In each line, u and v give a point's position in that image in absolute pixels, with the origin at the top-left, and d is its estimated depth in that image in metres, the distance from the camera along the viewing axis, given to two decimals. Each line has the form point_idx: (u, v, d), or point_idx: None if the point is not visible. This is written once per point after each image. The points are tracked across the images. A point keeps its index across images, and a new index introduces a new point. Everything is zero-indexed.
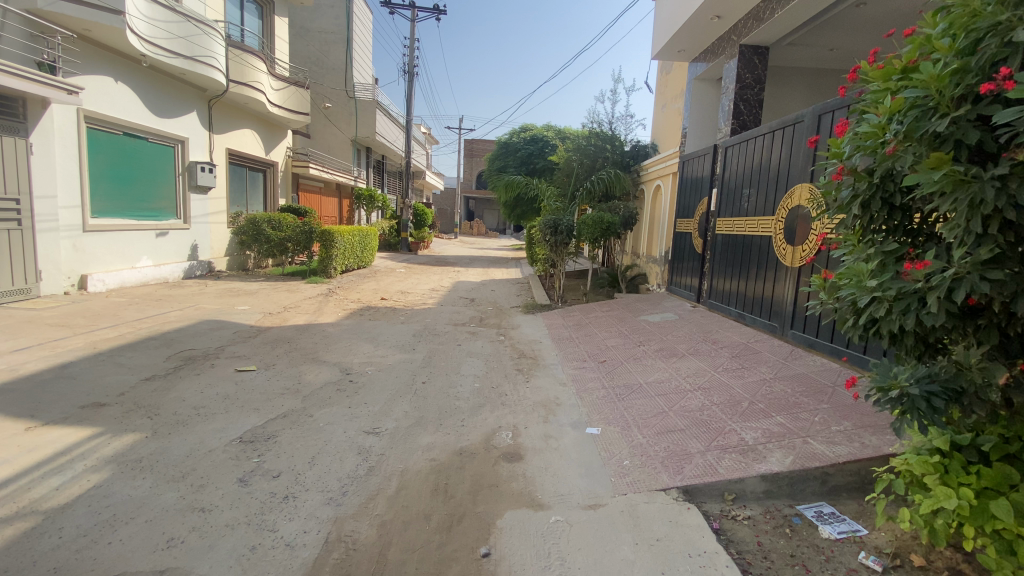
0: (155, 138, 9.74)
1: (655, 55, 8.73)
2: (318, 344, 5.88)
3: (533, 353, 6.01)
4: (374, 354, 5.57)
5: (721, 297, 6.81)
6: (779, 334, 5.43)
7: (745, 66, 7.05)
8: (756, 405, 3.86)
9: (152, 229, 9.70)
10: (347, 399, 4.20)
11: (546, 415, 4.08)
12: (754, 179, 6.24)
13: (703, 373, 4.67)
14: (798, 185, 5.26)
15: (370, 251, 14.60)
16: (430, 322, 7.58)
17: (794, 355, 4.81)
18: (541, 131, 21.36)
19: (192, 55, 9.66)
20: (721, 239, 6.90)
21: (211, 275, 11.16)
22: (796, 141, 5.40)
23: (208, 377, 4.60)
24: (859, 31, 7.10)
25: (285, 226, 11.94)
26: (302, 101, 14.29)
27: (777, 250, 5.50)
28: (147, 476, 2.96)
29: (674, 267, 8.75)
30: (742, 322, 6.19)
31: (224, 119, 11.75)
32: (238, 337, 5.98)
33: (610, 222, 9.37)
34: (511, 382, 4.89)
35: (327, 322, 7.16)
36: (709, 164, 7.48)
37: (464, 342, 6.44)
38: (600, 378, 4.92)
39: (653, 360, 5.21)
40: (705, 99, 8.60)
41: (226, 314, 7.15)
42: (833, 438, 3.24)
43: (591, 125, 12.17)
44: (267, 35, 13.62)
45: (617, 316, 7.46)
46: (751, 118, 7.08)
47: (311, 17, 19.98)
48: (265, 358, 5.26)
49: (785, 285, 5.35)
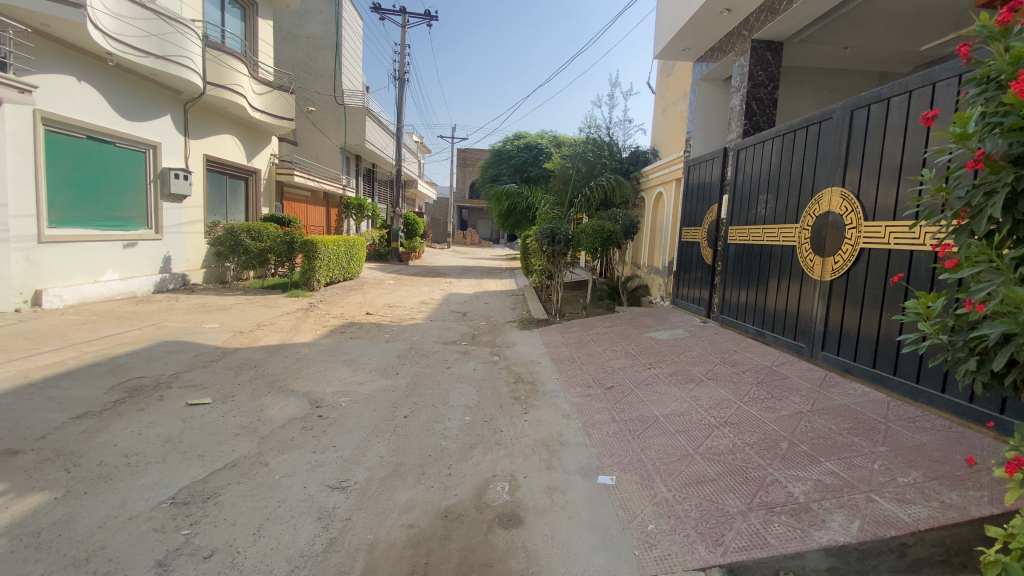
0: (125, 142, 9.11)
1: (658, 54, 8.22)
2: (289, 370, 5.20)
3: (531, 377, 5.38)
4: (351, 381, 4.90)
5: (735, 312, 6.25)
6: (806, 355, 4.85)
7: (757, 62, 6.49)
8: (799, 448, 3.26)
9: (120, 240, 8.99)
10: (313, 441, 3.55)
11: (548, 458, 3.45)
12: (771, 182, 5.69)
13: (727, 403, 4.06)
14: (826, 189, 4.71)
15: (357, 261, 13.93)
16: (417, 341, 6.93)
17: (829, 381, 4.22)
18: (535, 139, 21.02)
19: (163, 54, 9.03)
20: (734, 249, 6.36)
21: (184, 289, 10.43)
22: (821, 140, 4.86)
23: (152, 415, 3.91)
24: (879, 26, 6.63)
25: (265, 236, 11.19)
26: (287, 107, 13.69)
27: (802, 261, 4.95)
28: (39, 559, 2.28)
29: (680, 279, 8.18)
30: (760, 340, 5.62)
31: (202, 125, 11.11)
32: (199, 362, 5.29)
33: (611, 230, 8.61)
34: (506, 415, 4.25)
35: (303, 342, 6.48)
36: (718, 168, 6.94)
37: (454, 364, 5.80)
38: (608, 408, 4.30)
39: (667, 386, 4.59)
40: (710, 100, 8.07)
41: (190, 333, 6.45)
42: (905, 495, 2.66)
43: (587, 130, 11.63)
44: (250, 37, 13.05)
45: (621, 333, 6.84)
46: (765, 118, 6.49)
47: (299, 23, 19.47)
48: (224, 388, 4.57)
49: (812, 301, 4.79)
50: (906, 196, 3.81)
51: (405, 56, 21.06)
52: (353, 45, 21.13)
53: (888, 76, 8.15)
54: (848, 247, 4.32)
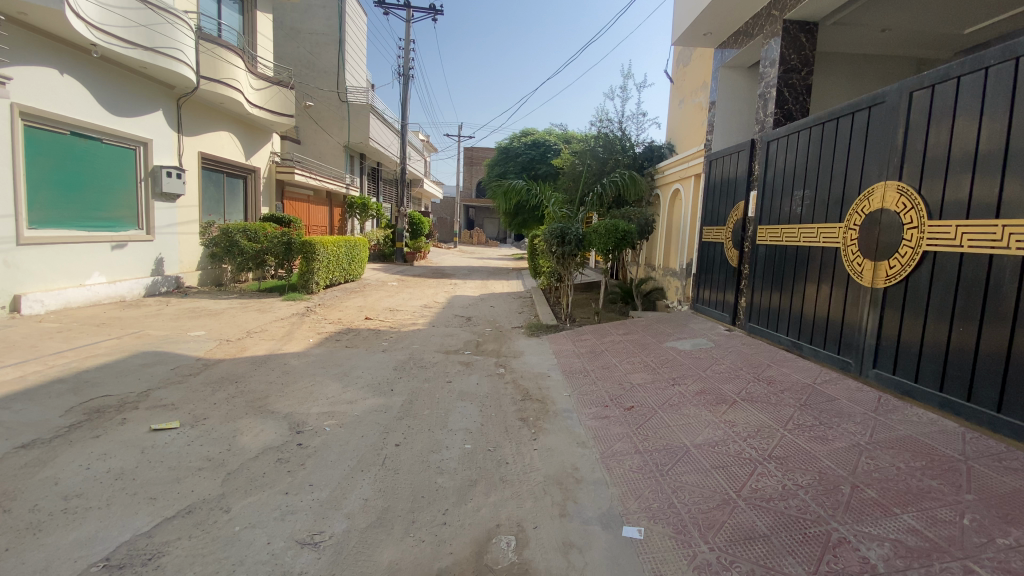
0: (114, 138, 8.68)
1: (676, 40, 7.63)
2: (272, 386, 4.71)
3: (540, 394, 4.83)
4: (340, 400, 4.40)
5: (766, 320, 5.68)
6: (853, 373, 4.27)
7: (789, 45, 5.85)
8: (865, 495, 2.72)
9: (107, 241, 8.57)
10: (287, 480, 3.04)
11: (562, 502, 2.91)
12: (807, 176, 5.11)
13: (768, 432, 3.51)
14: (877, 183, 4.12)
15: (359, 262, 13.45)
16: (416, 350, 6.41)
17: (886, 406, 3.66)
18: (543, 135, 20.49)
19: (152, 45, 8.59)
20: (764, 250, 5.79)
21: (178, 291, 10.01)
22: (870, 128, 4.27)
23: (108, 444, 3.42)
24: (924, 5, 6.00)
25: (262, 237, 10.71)
26: (286, 103, 13.22)
27: (847, 265, 4.37)
28: None
29: (700, 282, 7.61)
30: (796, 353, 5.05)
31: (196, 121, 10.68)
32: (175, 377, 4.83)
33: (626, 230, 8.04)
34: (513, 442, 3.72)
35: (293, 352, 5.98)
36: (745, 161, 6.35)
37: (455, 378, 5.27)
38: (629, 434, 3.77)
39: (696, 409, 4.03)
40: (733, 90, 7.48)
41: (172, 343, 5.99)
42: (1015, 565, 2.11)
43: (599, 124, 11.04)
44: (248, 31, 12.61)
45: (638, 342, 6.27)
46: (798, 107, 5.89)
47: (301, 18, 19.04)
48: (197, 409, 4.09)
49: (860, 311, 4.22)
50: (981, 191, 3.24)
51: (409, 51, 20.59)
52: (356, 40, 20.68)
53: (926, 62, 7.51)
54: (908, 250, 3.74)
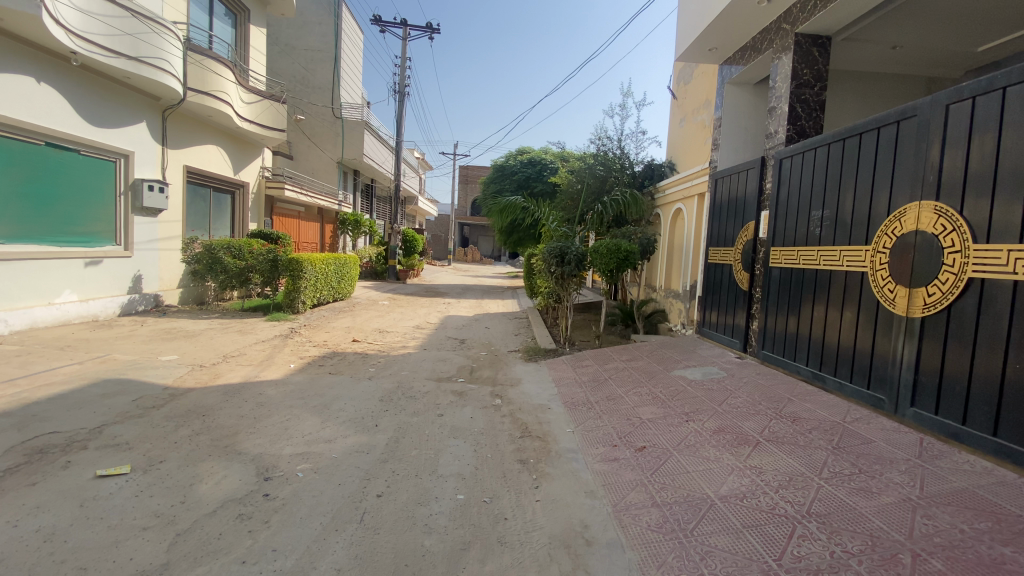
0: (92, 150, 8.30)
1: (679, 56, 7.39)
2: (243, 420, 4.24)
3: (541, 430, 4.39)
4: (318, 437, 3.94)
5: (782, 349, 5.29)
6: (886, 410, 3.88)
7: (802, 59, 5.58)
8: (931, 567, 2.29)
9: (80, 257, 8.09)
10: (246, 544, 2.56)
11: (572, 573, 2.47)
12: (826, 195, 4.78)
13: (803, 482, 3.09)
14: (909, 203, 3.78)
15: (348, 281, 12.99)
16: (405, 377, 5.95)
17: (931, 452, 3.26)
18: (539, 153, 20.37)
19: (137, 55, 8.27)
20: (778, 273, 5.44)
21: (156, 310, 9.52)
22: (899, 144, 3.94)
23: (42, 495, 2.94)
24: (938, 21, 5.79)
25: (247, 254, 10.09)
26: (277, 117, 12.92)
27: (876, 291, 4.01)
28: None
29: (706, 304, 7.24)
30: (817, 385, 4.65)
31: (182, 134, 10.31)
32: (136, 410, 4.36)
33: (628, 250, 7.71)
34: (512, 491, 3.28)
35: (271, 379, 5.51)
36: (755, 179, 6.04)
37: (446, 410, 4.81)
38: (643, 482, 3.33)
39: (716, 452, 3.61)
40: (739, 107, 7.23)
41: (139, 369, 5.51)
42: None
43: (598, 142, 10.78)
44: (241, 45, 12.35)
45: (643, 370, 5.85)
46: (812, 124, 5.57)
47: (297, 35, 18.92)
48: (154, 449, 3.62)
49: (893, 343, 3.84)
50: None
51: (405, 69, 20.49)
52: (352, 57, 20.57)
53: (935, 80, 7.32)
54: (950, 276, 3.39)
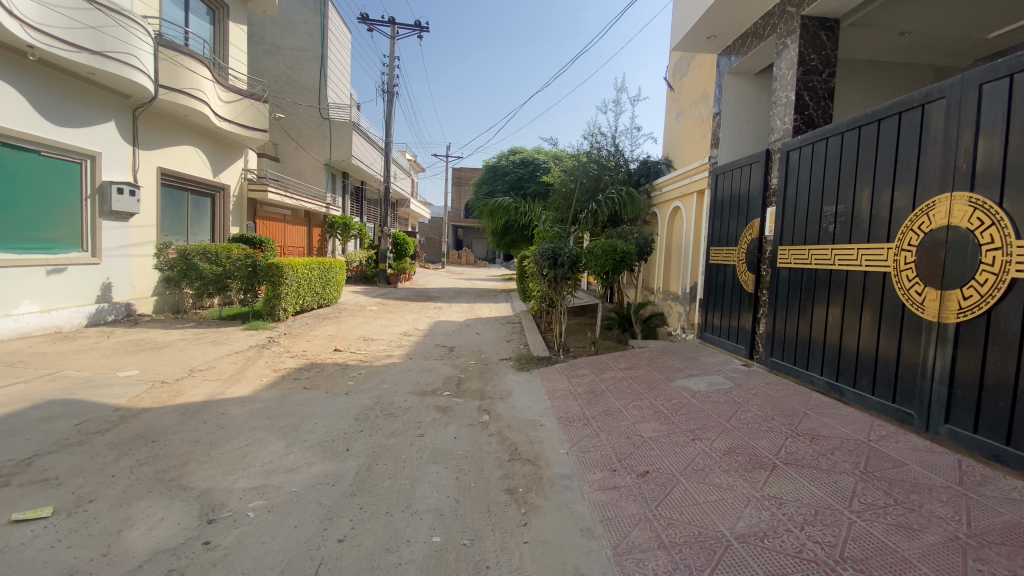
0: (55, 151, 7.82)
1: (676, 45, 6.98)
2: (196, 447, 3.77)
3: (531, 452, 3.96)
4: (279, 467, 3.48)
5: (793, 357, 4.89)
6: (915, 426, 3.47)
7: (809, 44, 5.16)
8: None
9: (42, 265, 7.59)
10: None
11: None
12: (839, 188, 4.37)
13: (831, 516, 2.68)
14: (939, 195, 3.36)
15: (334, 286, 12.52)
16: (387, 391, 5.50)
17: (973, 477, 2.85)
18: (532, 154, 19.98)
19: (102, 49, 7.78)
20: (787, 274, 5.05)
21: (127, 320, 9.02)
22: (926, 129, 3.52)
23: None
24: (953, 3, 5.41)
25: (225, 259, 9.59)
26: (259, 117, 12.44)
27: (901, 294, 3.59)
28: None
29: (708, 307, 6.85)
30: (834, 397, 4.24)
31: (155, 134, 9.83)
32: (77, 436, 3.89)
33: (625, 251, 7.29)
34: (496, 532, 2.84)
35: (237, 397, 5.04)
36: (760, 174, 5.65)
37: (428, 430, 4.36)
38: (646, 518, 2.90)
39: (728, 478, 3.19)
40: (740, 99, 6.84)
41: (92, 387, 5.03)
42: None
43: (591, 139, 10.40)
44: (219, 41, 11.88)
45: (642, 380, 5.42)
46: (820, 113, 5.19)
47: (282, 34, 18.44)
48: (87, 486, 3.16)
49: (921, 352, 3.43)
50: None
51: (394, 68, 20.03)
52: (339, 57, 20.11)
53: (944, 70, 6.96)
54: (989, 276, 2.98)
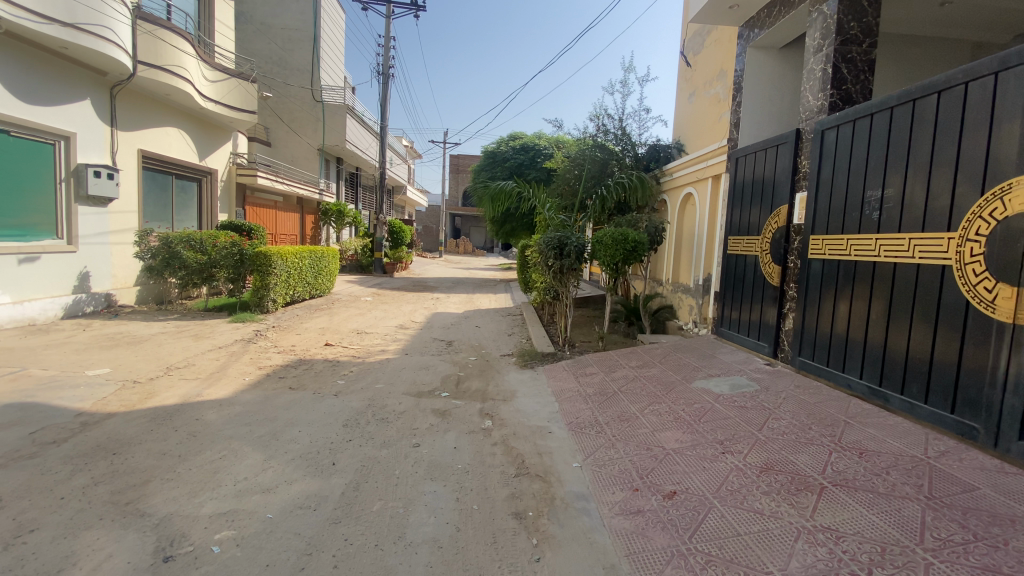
0: (26, 131, 7.27)
1: (694, 17, 6.46)
2: (162, 461, 3.33)
3: (540, 465, 3.53)
4: (254, 487, 3.04)
5: (825, 357, 4.47)
6: (980, 442, 3.04)
7: (849, 10, 4.66)
8: None
9: (14, 253, 7.08)
10: None
11: None
12: (886, 170, 3.90)
13: (903, 556, 2.26)
14: (1018, 177, 2.90)
15: (326, 276, 12.02)
16: (379, 392, 5.06)
17: None
18: (532, 139, 19.39)
19: (76, 21, 7.19)
20: (819, 266, 4.61)
21: (107, 312, 8.53)
22: (1000, 100, 3.05)
23: None
24: None
25: (210, 247, 9.06)
26: (247, 98, 11.84)
27: (965, 291, 3.16)
28: None
29: (724, 301, 6.39)
30: (877, 404, 3.83)
31: (135, 113, 9.27)
32: (28, 448, 3.43)
33: (635, 240, 6.83)
34: (504, 569, 2.41)
35: (215, 399, 4.58)
36: (788, 156, 5.18)
37: (424, 438, 3.92)
38: (680, 553, 2.47)
39: (769, 503, 2.77)
40: (762, 76, 6.34)
41: (56, 388, 4.57)
42: None
43: (597, 122, 9.89)
44: (205, 16, 11.25)
45: (658, 381, 5.00)
46: (858, 88, 4.70)
47: (273, 13, 17.73)
48: (28, 511, 2.71)
49: (990, 357, 3.00)
50: None
51: (390, 50, 19.33)
52: (333, 37, 19.41)
53: (981, 46, 6.45)
54: None
